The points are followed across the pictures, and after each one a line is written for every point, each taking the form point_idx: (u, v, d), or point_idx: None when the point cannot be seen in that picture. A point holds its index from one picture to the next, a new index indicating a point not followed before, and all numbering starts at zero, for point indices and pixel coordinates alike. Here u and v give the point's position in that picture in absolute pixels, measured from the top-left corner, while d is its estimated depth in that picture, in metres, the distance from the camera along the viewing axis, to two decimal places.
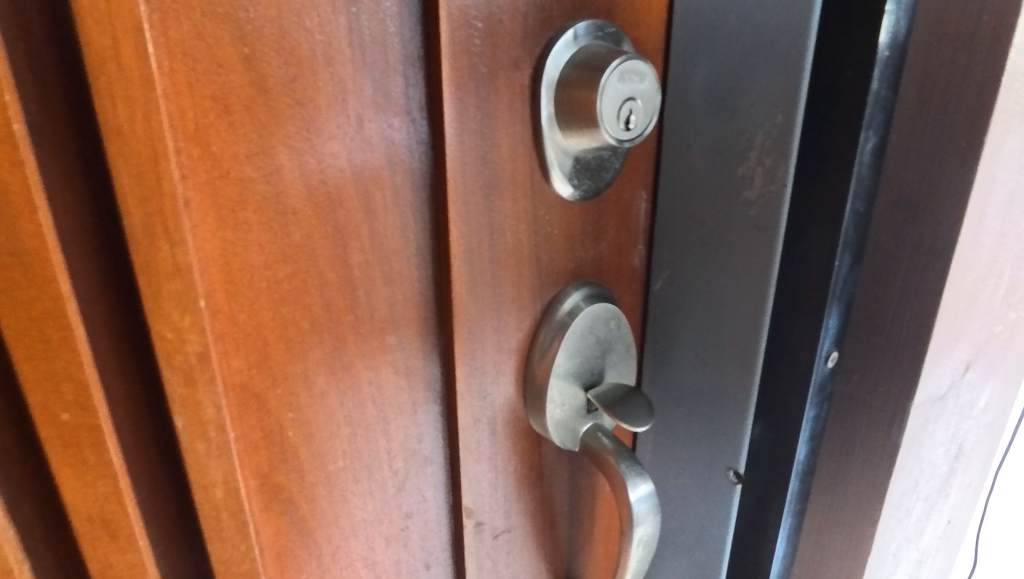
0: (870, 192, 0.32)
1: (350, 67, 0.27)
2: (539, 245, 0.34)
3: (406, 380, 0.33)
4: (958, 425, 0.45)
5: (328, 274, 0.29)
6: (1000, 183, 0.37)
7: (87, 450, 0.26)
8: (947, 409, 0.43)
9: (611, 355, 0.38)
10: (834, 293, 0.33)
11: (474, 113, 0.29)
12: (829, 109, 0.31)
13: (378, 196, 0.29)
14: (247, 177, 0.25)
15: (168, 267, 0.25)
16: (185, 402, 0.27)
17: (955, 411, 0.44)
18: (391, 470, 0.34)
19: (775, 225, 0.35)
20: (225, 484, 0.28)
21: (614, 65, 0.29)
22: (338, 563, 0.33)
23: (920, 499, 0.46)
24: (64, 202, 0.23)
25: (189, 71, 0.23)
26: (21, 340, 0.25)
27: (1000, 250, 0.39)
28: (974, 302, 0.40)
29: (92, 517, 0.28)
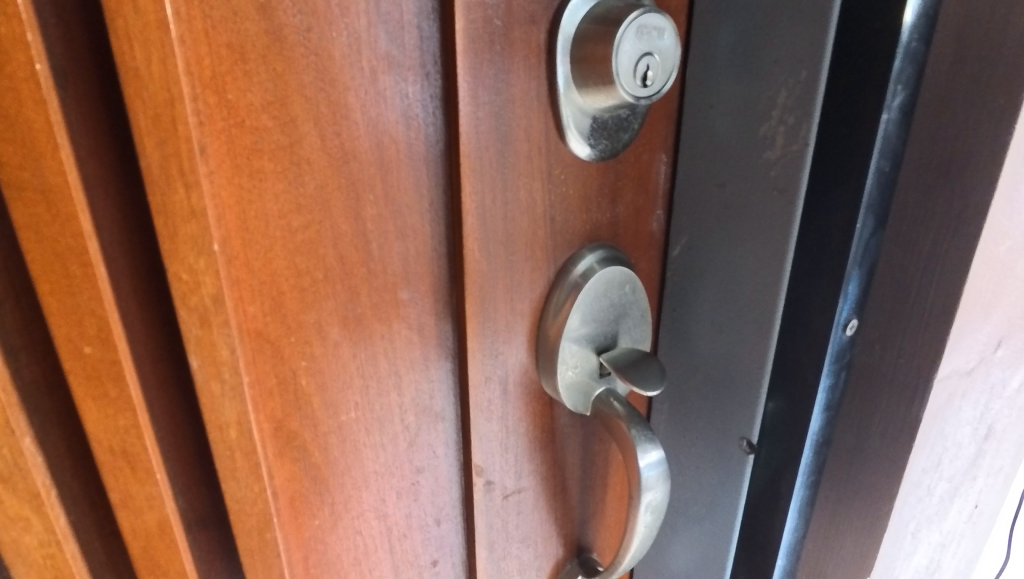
0: (898, 151, 0.31)
1: (364, 17, 0.27)
2: (553, 206, 0.34)
3: (419, 336, 0.33)
4: (988, 405, 0.44)
5: (341, 226, 0.29)
6: None
7: (109, 383, 0.28)
8: (975, 386, 0.42)
9: (625, 320, 0.38)
10: (854, 258, 0.33)
11: (488, 68, 0.29)
12: (858, 57, 0.30)
13: (392, 150, 0.29)
14: (262, 127, 0.26)
15: (184, 209, 0.26)
16: (201, 340, 0.28)
17: (985, 388, 0.42)
18: (403, 424, 0.34)
19: (796, 188, 0.34)
20: (239, 425, 0.30)
21: (632, 18, 0.29)
22: (349, 512, 0.34)
23: (943, 479, 0.44)
24: (87, 143, 0.24)
25: (205, 18, 0.23)
26: (46, 274, 0.26)
27: None
28: (1007, 274, 0.38)
29: (113, 448, 0.29)
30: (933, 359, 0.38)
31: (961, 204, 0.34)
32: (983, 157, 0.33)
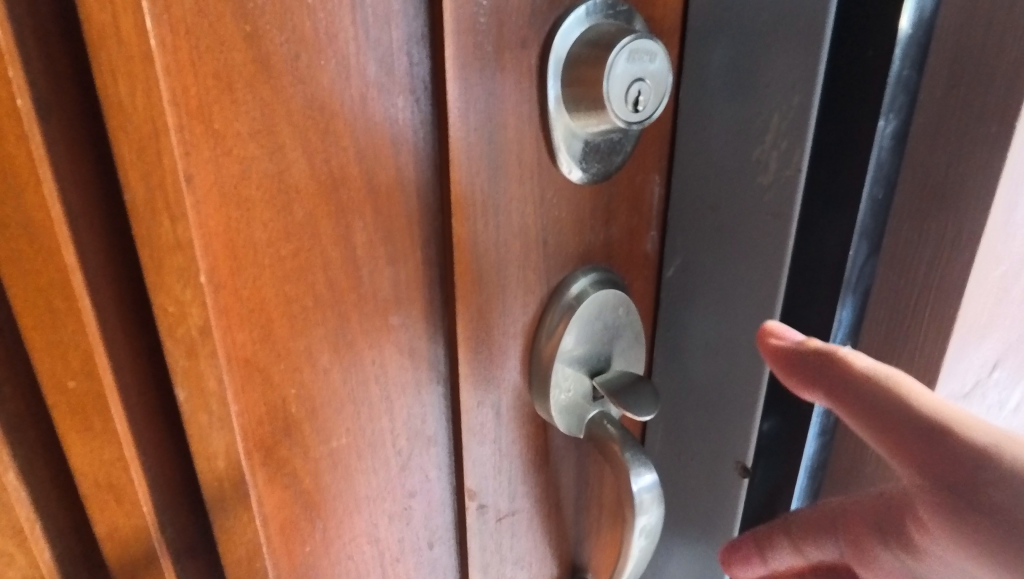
0: (890, 178, 0.34)
1: (353, 44, 0.26)
2: (546, 229, 0.33)
3: (410, 360, 0.33)
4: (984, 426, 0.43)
5: (330, 252, 0.29)
6: None
7: (95, 416, 0.26)
8: (971, 409, 0.41)
9: (618, 342, 0.38)
10: (849, 284, 0.35)
11: (478, 93, 0.29)
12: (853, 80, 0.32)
13: (383, 176, 0.29)
14: (250, 155, 0.26)
15: (169, 241, 0.25)
16: (188, 372, 0.27)
17: (981, 411, 0.42)
18: (395, 449, 0.34)
19: (789, 210, 0.35)
20: (228, 455, 0.29)
21: (624, 43, 0.29)
22: (341, 537, 0.34)
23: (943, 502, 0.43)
24: (71, 176, 0.23)
25: (191, 48, 0.23)
26: (28, 306, 0.24)
27: None
28: (1004, 299, 0.37)
29: (98, 482, 0.27)
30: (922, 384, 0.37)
31: (954, 229, 0.33)
32: (977, 180, 0.32)
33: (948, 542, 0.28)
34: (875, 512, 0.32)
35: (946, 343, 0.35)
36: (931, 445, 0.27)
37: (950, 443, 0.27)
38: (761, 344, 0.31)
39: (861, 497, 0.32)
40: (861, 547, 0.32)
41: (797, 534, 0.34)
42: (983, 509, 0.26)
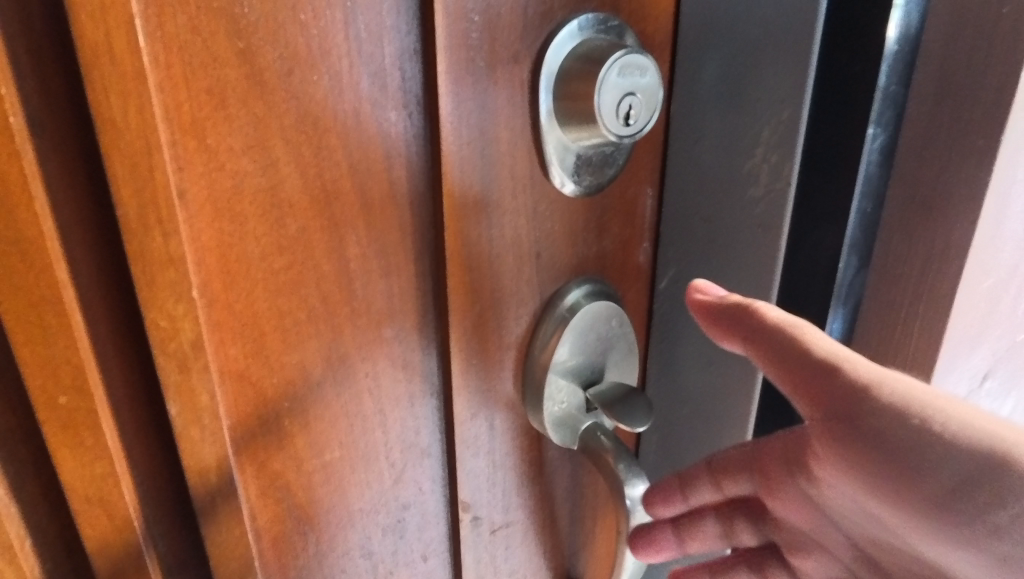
0: (879, 192, 0.36)
1: (346, 60, 0.27)
2: (539, 241, 0.34)
3: (403, 373, 0.33)
4: None
5: (323, 266, 0.29)
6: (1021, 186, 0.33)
7: (87, 432, 0.26)
8: None
9: (612, 353, 0.38)
10: (840, 292, 0.38)
11: (471, 107, 0.29)
12: (834, 101, 0.35)
13: (376, 190, 0.29)
14: (243, 170, 0.26)
15: (161, 257, 0.24)
16: (180, 387, 0.27)
17: None
18: (388, 461, 0.34)
19: (780, 224, 0.37)
20: (220, 471, 0.29)
21: (616, 58, 0.29)
22: (334, 551, 0.34)
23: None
24: (63, 192, 0.23)
25: (184, 64, 0.24)
26: (19, 321, 0.23)
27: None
28: (993, 310, 0.37)
29: (89, 497, 0.27)
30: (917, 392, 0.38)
31: (943, 241, 0.34)
32: (965, 193, 0.32)
33: (835, 467, 0.33)
34: (784, 450, 0.36)
35: (939, 348, 0.36)
36: (826, 384, 0.31)
37: (842, 383, 0.31)
38: (687, 297, 0.34)
39: (770, 438, 0.37)
40: (770, 478, 0.38)
41: (717, 471, 0.39)
42: (864, 437, 0.31)
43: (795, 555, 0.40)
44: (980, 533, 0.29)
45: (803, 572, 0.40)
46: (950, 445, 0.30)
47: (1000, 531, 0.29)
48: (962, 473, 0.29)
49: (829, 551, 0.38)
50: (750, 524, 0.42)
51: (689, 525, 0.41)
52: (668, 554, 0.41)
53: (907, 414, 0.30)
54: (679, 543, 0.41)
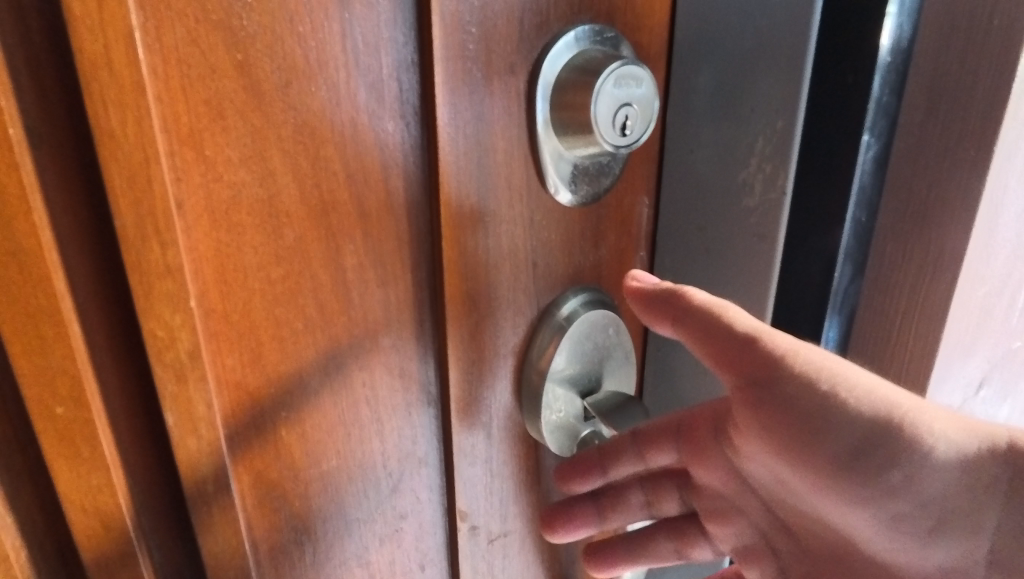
0: (872, 202, 0.36)
1: (343, 71, 0.27)
2: (535, 250, 0.34)
3: (400, 382, 0.33)
4: None
5: (320, 275, 0.29)
6: (1012, 194, 0.33)
7: (82, 443, 0.26)
8: None
9: (609, 362, 0.38)
10: (835, 303, 0.38)
11: (467, 117, 0.29)
12: (825, 114, 0.35)
13: (373, 200, 0.29)
14: (240, 181, 0.26)
15: (159, 267, 0.24)
16: (176, 398, 0.26)
17: None
18: (385, 470, 0.34)
19: (775, 234, 0.37)
20: (218, 481, 0.28)
21: (611, 69, 0.30)
22: (331, 561, 0.34)
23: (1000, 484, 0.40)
24: (62, 203, 0.23)
25: (182, 76, 0.24)
26: (16, 332, 0.24)
27: (1017, 261, 0.36)
28: (988, 318, 0.37)
29: (85, 507, 0.27)
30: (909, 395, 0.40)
31: (937, 249, 0.34)
32: (959, 202, 0.32)
33: (754, 435, 0.34)
34: (712, 416, 0.37)
35: (934, 358, 0.36)
36: (755, 361, 0.32)
37: (770, 360, 0.31)
38: (624, 285, 0.34)
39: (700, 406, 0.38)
40: (697, 446, 0.38)
41: (643, 441, 0.38)
42: (788, 412, 0.32)
43: (712, 521, 0.41)
44: (878, 494, 0.32)
45: (719, 537, 0.41)
46: (861, 416, 0.31)
47: (896, 492, 0.32)
48: (869, 441, 0.31)
49: (743, 514, 0.39)
50: (675, 494, 0.42)
51: (609, 499, 0.40)
52: (590, 531, 0.40)
53: (828, 389, 0.31)
54: (601, 519, 0.40)
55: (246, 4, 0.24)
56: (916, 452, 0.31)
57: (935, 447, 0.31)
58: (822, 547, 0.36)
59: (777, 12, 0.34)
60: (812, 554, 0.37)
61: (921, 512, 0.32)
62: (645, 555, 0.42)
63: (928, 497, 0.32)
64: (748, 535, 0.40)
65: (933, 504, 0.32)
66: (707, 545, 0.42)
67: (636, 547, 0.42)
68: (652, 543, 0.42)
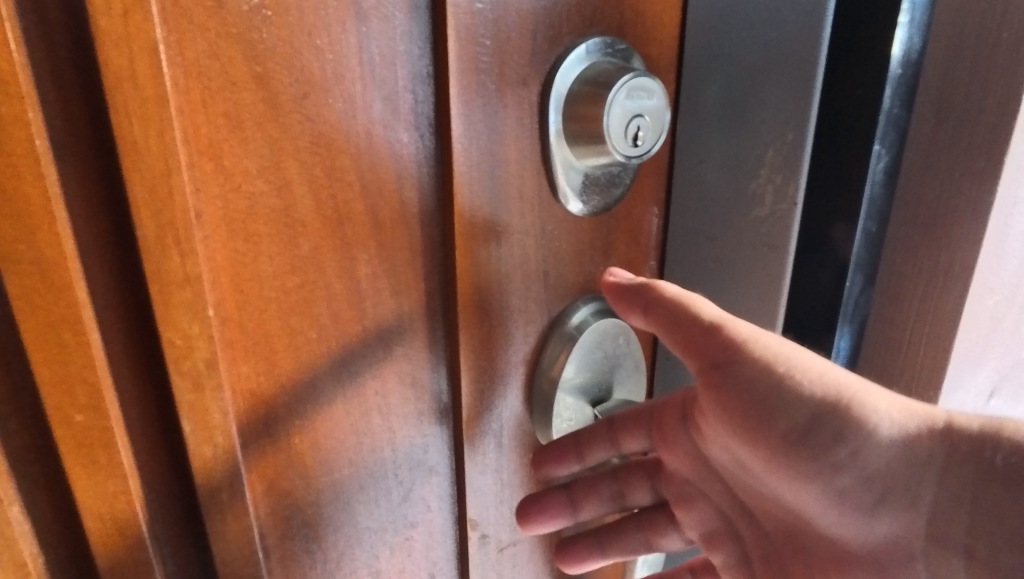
0: (882, 212, 0.37)
1: (359, 83, 0.27)
2: (546, 260, 0.34)
3: (412, 391, 0.33)
4: None
5: (335, 285, 0.29)
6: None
7: (101, 450, 0.25)
8: None
9: (618, 371, 0.39)
10: (846, 311, 0.39)
11: (481, 128, 0.30)
12: (837, 125, 0.36)
13: (386, 210, 0.30)
14: (257, 191, 0.26)
15: (178, 276, 0.25)
16: (193, 406, 0.26)
17: None
18: (396, 479, 0.34)
19: (785, 243, 0.37)
20: (232, 488, 0.28)
21: (623, 81, 0.30)
22: (342, 570, 0.34)
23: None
24: (83, 213, 0.23)
25: (203, 88, 0.24)
26: (38, 339, 0.23)
27: None
28: (998, 327, 0.37)
29: (102, 515, 0.26)
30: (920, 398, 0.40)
31: (947, 259, 0.34)
32: (969, 213, 0.33)
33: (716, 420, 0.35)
34: (681, 404, 0.38)
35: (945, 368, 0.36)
36: (710, 345, 0.33)
37: (724, 344, 0.32)
38: (601, 281, 0.34)
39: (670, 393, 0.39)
40: (664, 433, 0.39)
41: (618, 429, 0.39)
42: (749, 396, 0.33)
43: (680, 507, 0.41)
44: (823, 468, 0.33)
45: (685, 523, 0.41)
46: (807, 396, 0.32)
47: (841, 467, 0.33)
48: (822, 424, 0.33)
49: (706, 498, 0.40)
50: (644, 483, 0.42)
51: (580, 489, 0.40)
52: (561, 522, 0.39)
53: (779, 372, 0.32)
54: (572, 510, 0.39)
55: (266, 18, 0.25)
56: (860, 430, 0.32)
57: (877, 425, 0.32)
58: (779, 525, 0.38)
59: (789, 25, 0.34)
60: (771, 537, 0.38)
61: (865, 487, 0.33)
62: (615, 548, 0.42)
63: (870, 472, 0.33)
64: (712, 520, 0.40)
65: (876, 480, 0.33)
66: (675, 532, 0.42)
67: (605, 540, 0.42)
68: (622, 534, 0.42)
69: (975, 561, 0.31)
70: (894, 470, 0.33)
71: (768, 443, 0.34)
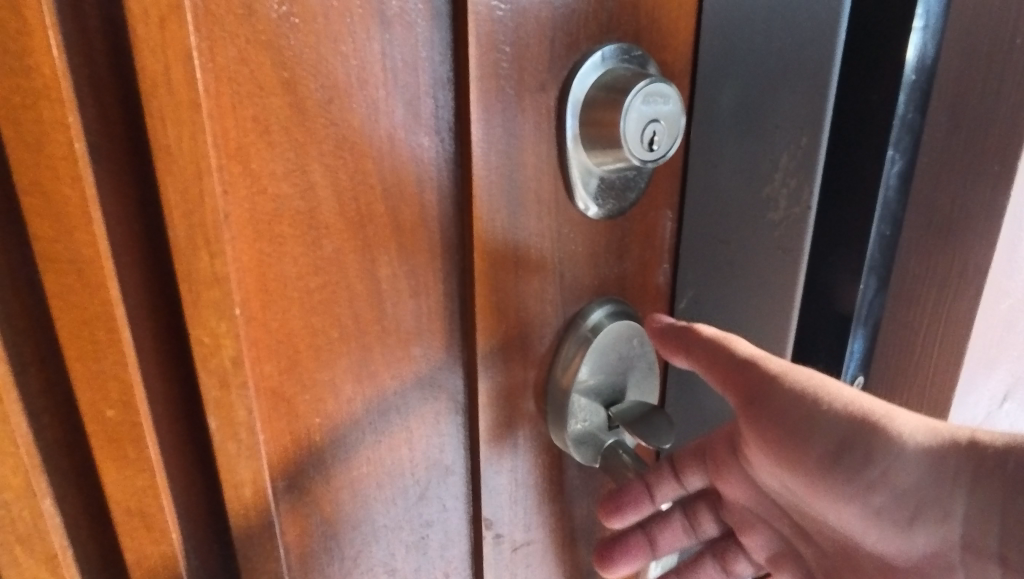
0: (896, 216, 0.39)
1: (382, 89, 0.28)
2: (562, 262, 0.35)
3: (430, 391, 0.34)
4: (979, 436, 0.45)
5: (356, 286, 0.30)
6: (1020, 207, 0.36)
7: (130, 445, 0.26)
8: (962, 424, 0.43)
9: (633, 373, 0.39)
10: (860, 317, 0.41)
11: (500, 132, 0.30)
12: (850, 129, 0.37)
13: (407, 212, 0.30)
14: (282, 194, 0.27)
15: (207, 275, 0.25)
16: (219, 403, 0.27)
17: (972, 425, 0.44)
18: (413, 478, 0.35)
19: (801, 247, 0.39)
20: (255, 484, 0.29)
21: (639, 87, 0.30)
22: (359, 567, 0.34)
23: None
24: (117, 214, 0.24)
25: (232, 93, 0.25)
26: (73, 337, 0.24)
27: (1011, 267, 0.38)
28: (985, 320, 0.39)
29: (130, 508, 0.27)
30: (931, 400, 0.41)
31: (961, 263, 0.37)
32: (982, 220, 0.36)
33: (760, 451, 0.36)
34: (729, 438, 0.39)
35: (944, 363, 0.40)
36: (744, 375, 0.35)
37: (757, 373, 0.34)
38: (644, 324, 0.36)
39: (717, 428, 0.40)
40: (717, 465, 0.40)
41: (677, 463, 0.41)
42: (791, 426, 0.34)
43: (744, 534, 0.42)
44: (857, 488, 0.34)
45: (753, 548, 0.42)
46: (838, 420, 0.34)
47: (875, 488, 0.34)
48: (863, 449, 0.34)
49: (767, 524, 0.41)
50: (710, 512, 0.43)
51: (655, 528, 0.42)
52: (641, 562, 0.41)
53: (811, 399, 0.34)
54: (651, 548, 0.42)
55: (293, 25, 0.25)
56: (889, 451, 0.34)
57: (905, 445, 0.33)
58: (837, 549, 0.38)
59: (803, 32, 0.35)
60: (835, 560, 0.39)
61: (899, 506, 0.34)
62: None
63: (902, 489, 0.34)
64: (777, 542, 0.41)
65: (910, 498, 0.34)
66: (746, 559, 0.43)
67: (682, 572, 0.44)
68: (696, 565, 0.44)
69: (1011, 567, 0.32)
70: (924, 487, 0.34)
71: (805, 468, 0.35)
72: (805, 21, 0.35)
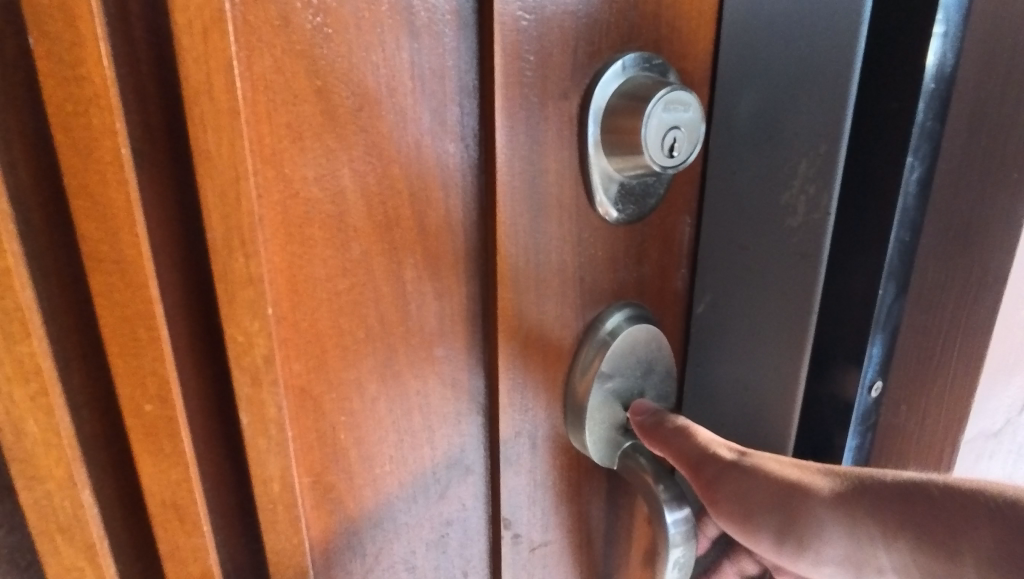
0: (915, 222, 0.38)
1: (411, 97, 0.29)
2: (582, 266, 0.35)
3: (451, 391, 0.34)
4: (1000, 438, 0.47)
5: (382, 288, 0.31)
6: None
7: (166, 439, 0.27)
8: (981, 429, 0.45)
9: (651, 376, 0.39)
10: (878, 320, 0.39)
11: (523, 139, 0.31)
12: (871, 135, 0.37)
13: (431, 216, 0.31)
14: (313, 198, 0.28)
15: (242, 276, 0.26)
16: (251, 400, 0.28)
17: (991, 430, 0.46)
18: (434, 477, 0.35)
19: (818, 252, 0.39)
20: (283, 480, 0.30)
21: (660, 94, 0.31)
22: (380, 564, 0.35)
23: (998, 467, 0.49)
24: (157, 217, 0.25)
25: (268, 101, 0.26)
26: (115, 334, 0.25)
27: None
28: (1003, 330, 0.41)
29: (163, 500, 0.28)
30: (949, 402, 0.42)
31: (981, 269, 0.39)
32: (1001, 222, 0.38)
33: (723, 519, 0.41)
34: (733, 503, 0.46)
35: (962, 366, 0.41)
36: (705, 466, 0.38)
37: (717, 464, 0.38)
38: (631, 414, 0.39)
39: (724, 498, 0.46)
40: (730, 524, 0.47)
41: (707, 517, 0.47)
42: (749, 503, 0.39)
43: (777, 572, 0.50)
44: (803, 551, 0.40)
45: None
46: (782, 493, 0.39)
47: (817, 545, 0.40)
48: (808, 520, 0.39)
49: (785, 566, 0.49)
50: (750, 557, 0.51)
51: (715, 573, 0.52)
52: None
53: (760, 483, 0.39)
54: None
55: (327, 35, 0.26)
56: (824, 519, 0.39)
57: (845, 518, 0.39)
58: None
59: (822, 41, 0.36)
60: None
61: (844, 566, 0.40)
62: None
63: (842, 549, 0.40)
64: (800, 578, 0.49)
65: (851, 561, 0.40)
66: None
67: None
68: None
69: None
70: (859, 545, 0.39)
71: (761, 539, 0.41)
72: (824, 33, 0.36)
